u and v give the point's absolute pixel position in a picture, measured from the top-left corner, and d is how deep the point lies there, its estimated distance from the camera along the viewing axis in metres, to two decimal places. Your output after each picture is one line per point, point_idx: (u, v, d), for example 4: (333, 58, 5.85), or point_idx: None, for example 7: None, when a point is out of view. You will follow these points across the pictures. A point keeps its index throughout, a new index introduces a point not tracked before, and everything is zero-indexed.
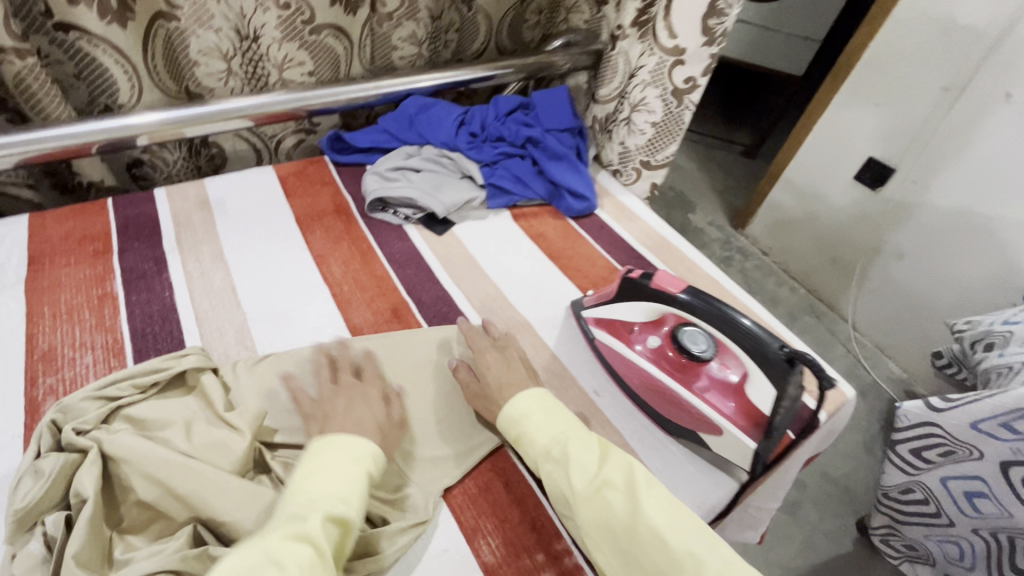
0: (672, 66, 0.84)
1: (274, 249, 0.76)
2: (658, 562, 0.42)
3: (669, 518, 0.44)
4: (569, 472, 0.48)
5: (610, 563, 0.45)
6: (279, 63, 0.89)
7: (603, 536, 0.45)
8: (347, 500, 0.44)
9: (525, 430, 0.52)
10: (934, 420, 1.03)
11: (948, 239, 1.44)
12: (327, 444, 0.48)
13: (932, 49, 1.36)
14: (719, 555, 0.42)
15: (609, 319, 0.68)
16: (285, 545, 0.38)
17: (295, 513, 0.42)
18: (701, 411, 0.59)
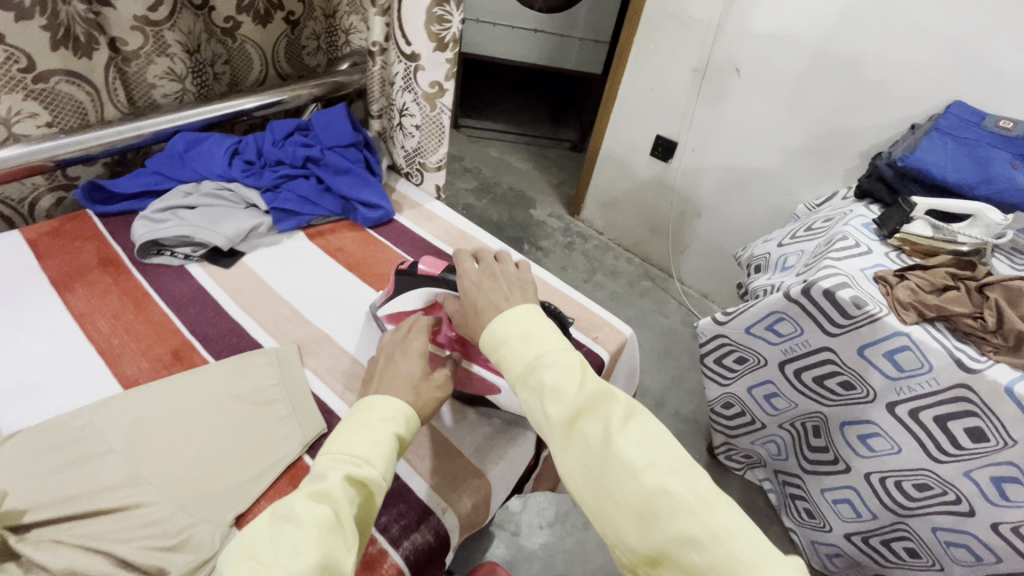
0: (416, 71, 0.91)
1: (25, 319, 0.68)
2: (625, 491, 0.43)
3: (642, 452, 0.44)
4: (544, 399, 0.47)
5: (581, 489, 0.46)
6: (3, 118, 0.80)
7: (576, 462, 0.46)
8: (372, 459, 0.46)
9: (503, 354, 0.51)
10: (721, 331, 1.20)
11: (727, 193, 1.72)
12: (365, 405, 0.51)
13: (678, 39, 1.62)
14: (689, 487, 0.42)
15: (396, 311, 0.72)
16: (306, 502, 0.42)
17: (318, 473, 0.45)
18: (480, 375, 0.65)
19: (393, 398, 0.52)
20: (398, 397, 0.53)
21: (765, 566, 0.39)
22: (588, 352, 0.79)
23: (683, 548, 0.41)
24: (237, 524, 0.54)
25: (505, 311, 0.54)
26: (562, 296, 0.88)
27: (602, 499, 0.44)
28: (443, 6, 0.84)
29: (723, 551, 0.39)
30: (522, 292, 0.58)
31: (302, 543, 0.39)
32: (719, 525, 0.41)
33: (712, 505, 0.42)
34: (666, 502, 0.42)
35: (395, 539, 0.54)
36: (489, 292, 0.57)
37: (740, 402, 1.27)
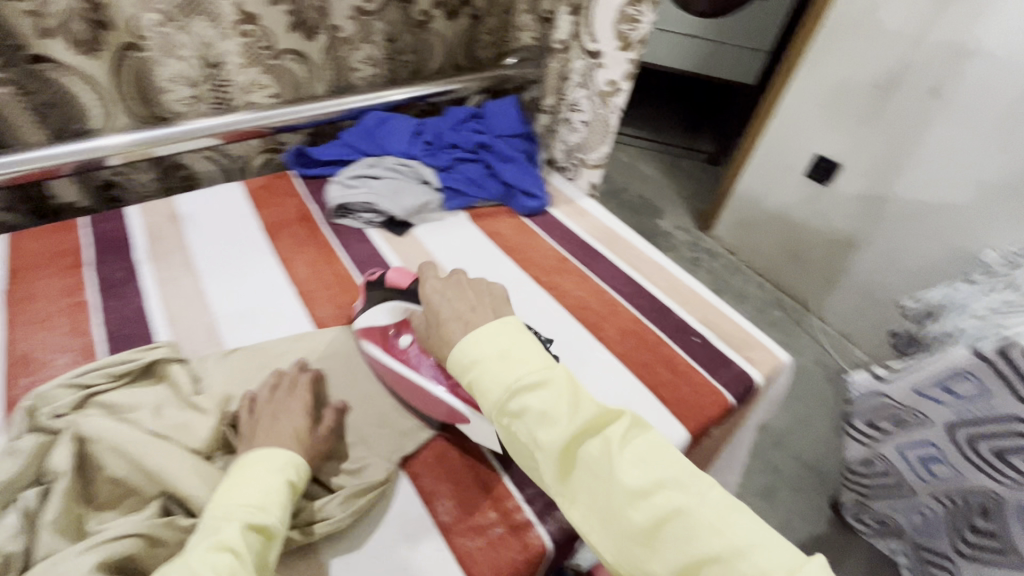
0: (595, 68, 0.95)
1: (243, 256, 0.80)
2: (633, 516, 0.42)
3: (645, 473, 0.42)
4: (535, 428, 0.45)
5: (587, 517, 0.44)
6: (243, 87, 0.95)
7: (579, 490, 0.44)
8: (266, 507, 0.45)
9: (477, 377, 0.48)
10: (881, 390, 1.08)
11: (895, 225, 1.53)
12: (245, 462, 0.48)
13: (861, 50, 1.46)
14: (699, 502, 0.41)
15: (367, 327, 0.68)
16: (203, 556, 0.40)
17: (214, 525, 0.43)
18: (445, 398, 0.60)
19: (279, 447, 0.50)
20: (281, 445, 0.51)
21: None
22: (738, 371, 0.74)
23: (703, 569, 0.39)
24: (403, 466, 0.59)
25: (474, 329, 0.52)
26: (710, 309, 0.84)
27: (611, 527, 0.43)
28: (637, 7, 0.87)
29: (747, 566, 0.39)
30: (486, 304, 0.56)
31: None
32: (740, 540, 0.40)
33: (727, 517, 0.41)
34: (679, 523, 0.41)
35: (540, 513, 0.56)
36: (455, 304, 0.56)
37: (887, 465, 1.13)
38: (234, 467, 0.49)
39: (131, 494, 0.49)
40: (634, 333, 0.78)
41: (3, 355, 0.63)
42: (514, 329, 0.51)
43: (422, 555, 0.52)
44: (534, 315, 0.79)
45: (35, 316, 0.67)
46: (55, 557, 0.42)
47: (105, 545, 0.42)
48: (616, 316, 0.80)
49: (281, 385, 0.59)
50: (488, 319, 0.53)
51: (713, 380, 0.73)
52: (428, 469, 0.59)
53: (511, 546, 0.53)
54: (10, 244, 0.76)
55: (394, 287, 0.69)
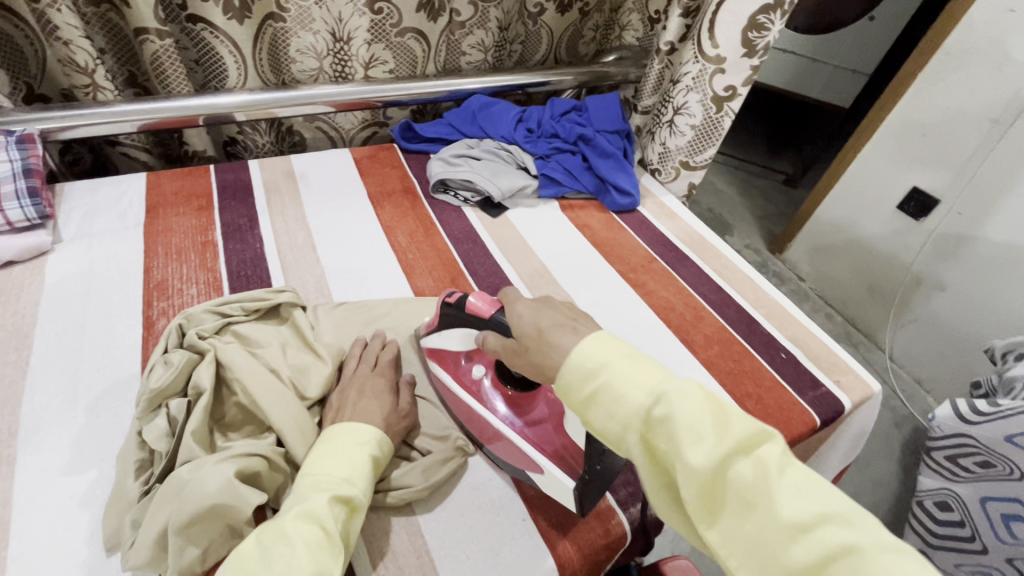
0: (713, 73, 0.92)
1: (351, 219, 0.85)
2: (794, 552, 0.32)
3: (806, 504, 0.33)
4: (678, 443, 0.36)
5: (729, 544, 0.35)
6: (365, 61, 1.00)
7: (724, 515, 0.35)
8: (352, 479, 0.45)
9: (607, 382, 0.40)
10: (965, 431, 1.03)
11: (992, 271, 1.42)
12: (330, 435, 0.48)
13: (981, 81, 1.36)
14: (880, 548, 0.31)
15: (438, 350, 0.62)
16: (295, 522, 0.40)
17: (303, 492, 0.42)
18: (518, 447, 0.55)
19: (366, 424, 0.50)
20: (365, 422, 0.51)
21: None
22: (826, 394, 0.72)
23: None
24: None
25: (585, 336, 0.44)
26: (799, 327, 0.82)
27: (762, 564, 0.33)
28: (768, 15, 0.86)
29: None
30: (584, 317, 0.48)
31: (293, 565, 0.37)
32: None
33: (915, 567, 0.30)
34: (852, 568, 0.31)
35: (621, 502, 0.57)
36: (553, 318, 0.48)
37: (961, 509, 1.06)
38: (320, 437, 0.49)
39: (255, 419, 0.54)
40: (720, 341, 0.77)
41: (144, 280, 0.70)
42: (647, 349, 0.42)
43: (505, 518, 0.55)
44: (619, 310, 0.80)
45: (171, 250, 0.74)
46: (194, 464, 0.46)
47: (241, 457, 0.47)
48: (702, 322, 0.80)
49: (365, 357, 0.61)
50: (595, 329, 0.45)
51: (800, 399, 0.71)
52: None
53: (592, 528, 0.55)
54: (150, 183, 0.84)
55: (473, 314, 0.54)
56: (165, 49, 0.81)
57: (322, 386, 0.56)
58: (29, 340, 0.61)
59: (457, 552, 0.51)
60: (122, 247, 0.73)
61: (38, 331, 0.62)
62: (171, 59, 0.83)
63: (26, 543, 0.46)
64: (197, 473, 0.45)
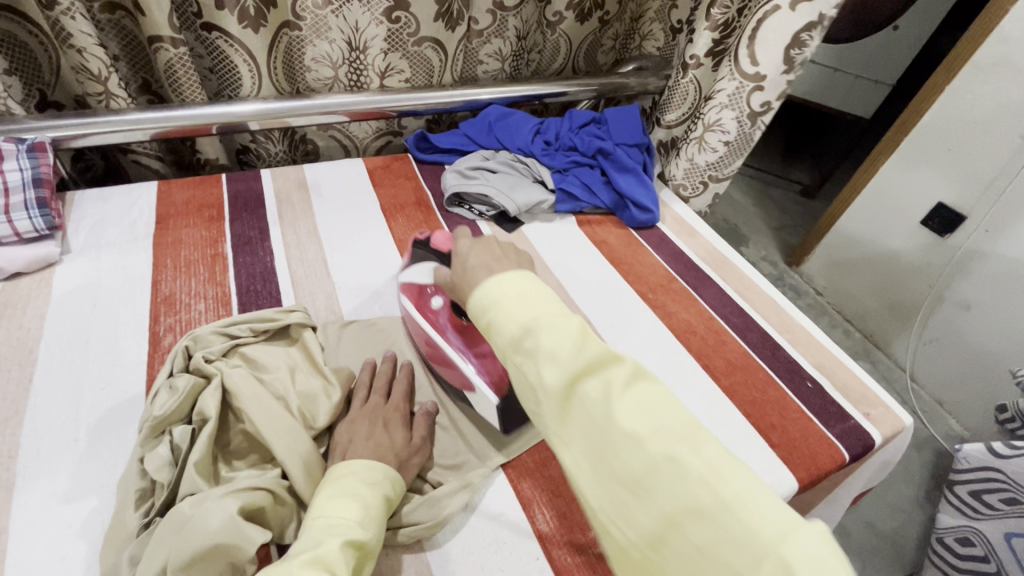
0: (751, 91, 0.89)
1: (363, 233, 0.83)
2: (628, 461, 0.35)
3: (645, 419, 0.36)
4: (539, 365, 0.38)
5: (577, 461, 0.37)
6: (381, 71, 0.98)
7: (572, 430, 0.37)
8: (364, 522, 0.42)
9: (494, 317, 0.41)
10: (994, 465, 1.00)
11: (1021, 292, 1.37)
12: (341, 473, 0.46)
13: (1013, 95, 1.32)
14: (700, 458, 0.34)
15: (408, 280, 0.67)
16: (302, 572, 0.36)
17: (313, 537, 0.40)
18: (459, 371, 0.60)
19: (376, 461, 0.49)
20: (374, 458, 0.49)
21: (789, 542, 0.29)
22: (856, 427, 0.69)
23: (692, 527, 0.32)
24: (503, 466, 0.59)
25: (498, 273, 0.44)
26: (826, 354, 0.79)
27: (601, 473, 0.36)
28: (811, 31, 0.82)
29: (735, 525, 0.31)
30: (517, 255, 0.48)
31: None
32: (734, 495, 0.32)
33: (726, 470, 0.33)
34: (673, 473, 0.33)
35: None
36: (484, 253, 0.48)
37: (983, 544, 1.02)
38: (328, 476, 0.47)
39: (259, 447, 0.51)
40: (744, 367, 0.74)
41: (152, 293, 0.68)
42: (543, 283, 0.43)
43: (518, 556, 0.52)
44: (638, 332, 0.77)
45: (180, 263, 0.73)
46: (197, 498, 0.44)
47: (245, 492, 0.45)
48: (724, 346, 0.77)
49: (375, 380, 0.59)
50: (512, 269, 0.45)
51: (828, 431, 0.68)
52: (527, 473, 0.59)
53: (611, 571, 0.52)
54: (161, 192, 0.82)
55: (436, 251, 0.63)
56: (179, 58, 0.80)
57: (331, 413, 0.54)
58: (34, 356, 0.59)
59: None
60: (131, 259, 0.72)
61: (43, 346, 0.60)
62: (185, 67, 0.82)
63: (21, 574, 0.44)
64: (199, 509, 0.43)
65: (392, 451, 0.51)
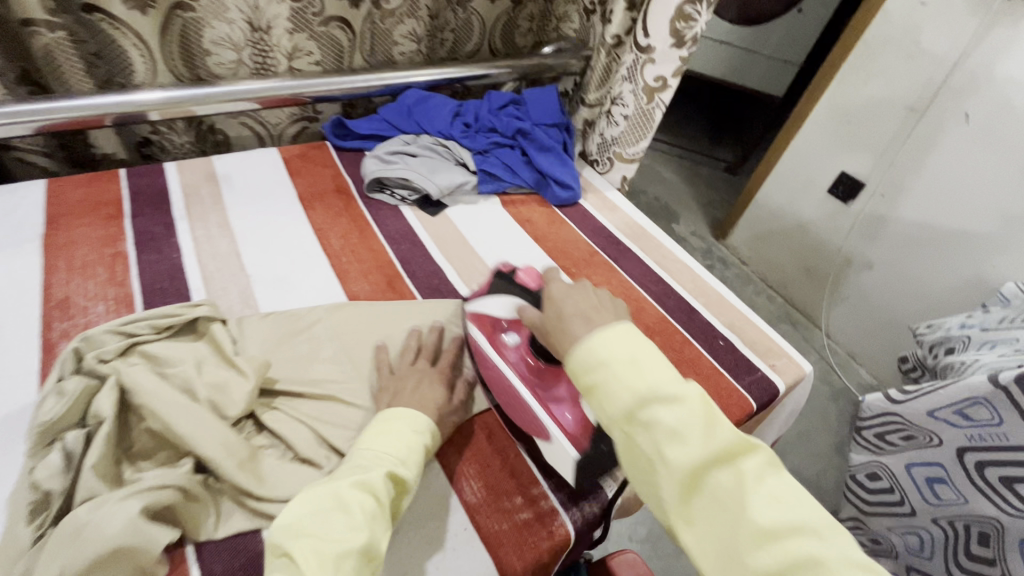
0: (644, 63, 0.94)
1: (280, 225, 0.80)
2: (763, 558, 0.36)
3: (777, 511, 0.37)
4: (660, 441, 0.40)
5: (700, 543, 0.39)
6: (288, 53, 0.94)
7: (698, 513, 0.39)
8: (406, 462, 0.49)
9: (606, 381, 0.43)
10: (893, 410, 1.15)
11: (914, 249, 1.52)
12: (391, 416, 0.52)
13: (897, 71, 1.45)
14: (841, 558, 0.35)
15: (479, 313, 0.67)
16: (352, 490, 0.44)
17: (362, 465, 0.47)
18: (536, 416, 0.59)
19: (419, 412, 0.54)
20: (421, 413, 0.54)
21: None
22: (762, 377, 0.75)
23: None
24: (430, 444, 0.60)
25: (599, 325, 0.47)
26: (737, 314, 0.84)
27: (731, 566, 0.37)
28: (694, 5, 0.86)
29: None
30: (610, 306, 0.52)
31: (349, 526, 0.42)
32: None
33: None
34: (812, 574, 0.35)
35: (564, 502, 0.57)
36: (579, 300, 0.52)
37: (890, 478, 1.17)
38: (377, 416, 0.53)
39: (169, 444, 0.50)
40: (661, 330, 0.78)
41: (42, 298, 0.63)
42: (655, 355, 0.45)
43: (444, 530, 0.53)
44: None
45: (75, 264, 0.68)
46: (96, 502, 0.42)
47: (148, 492, 0.44)
48: (643, 313, 0.81)
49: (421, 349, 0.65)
50: (615, 323, 0.47)
51: (737, 383, 0.73)
52: (456, 449, 0.60)
53: (536, 533, 0.54)
54: (49, 190, 0.76)
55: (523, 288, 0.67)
56: (57, 42, 0.75)
57: (244, 404, 0.53)
58: None
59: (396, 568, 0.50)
60: (16, 262, 0.66)
61: None
62: (66, 52, 0.77)
63: None
64: (97, 513, 0.41)
65: (436, 405, 0.57)
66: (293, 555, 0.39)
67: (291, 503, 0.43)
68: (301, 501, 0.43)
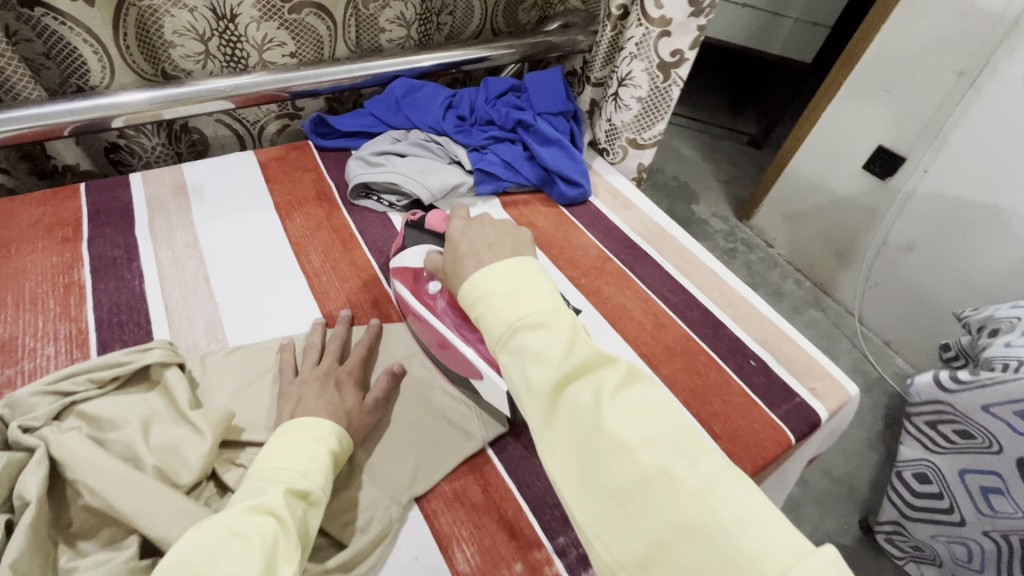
0: (657, 38, 0.82)
1: (253, 241, 0.72)
2: (617, 474, 0.35)
3: (635, 425, 0.36)
4: (525, 365, 0.39)
5: (563, 468, 0.37)
6: (259, 44, 0.85)
7: (560, 438, 0.38)
8: (308, 473, 0.43)
9: (483, 312, 0.43)
10: (943, 399, 1.00)
11: (959, 229, 1.38)
12: (294, 426, 0.47)
13: (945, 31, 1.28)
14: (697, 473, 0.34)
15: (400, 268, 0.65)
16: (247, 518, 0.36)
17: (256, 487, 0.40)
18: (464, 355, 0.57)
19: (324, 418, 0.49)
20: (328, 418, 0.50)
21: (791, 566, 0.30)
22: (801, 405, 0.65)
23: (681, 546, 0.33)
24: (417, 500, 0.53)
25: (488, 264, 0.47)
26: (770, 327, 0.74)
27: (589, 483, 0.36)
28: None
29: (732, 547, 0.32)
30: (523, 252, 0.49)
31: (251, 557, 0.34)
32: (728, 514, 0.33)
33: (719, 488, 0.34)
34: (664, 487, 0.34)
35: (572, 567, 0.49)
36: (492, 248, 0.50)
37: (939, 481, 1.04)
38: (275, 433, 0.47)
39: (112, 520, 0.43)
40: (683, 351, 0.69)
41: None
42: (531, 270, 0.45)
43: None
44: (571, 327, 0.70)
45: (24, 298, 0.61)
46: None
47: None
48: (662, 330, 0.71)
49: (327, 348, 0.60)
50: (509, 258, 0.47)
51: (772, 414, 0.64)
52: (447, 505, 0.52)
53: None
54: (1, 212, 0.69)
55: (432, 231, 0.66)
56: None
57: (199, 468, 0.46)
58: None
59: None
60: None
61: None
62: (6, 56, 0.67)
63: None
64: None
65: (343, 411, 0.51)
66: None
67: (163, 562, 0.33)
68: (182, 547, 0.34)
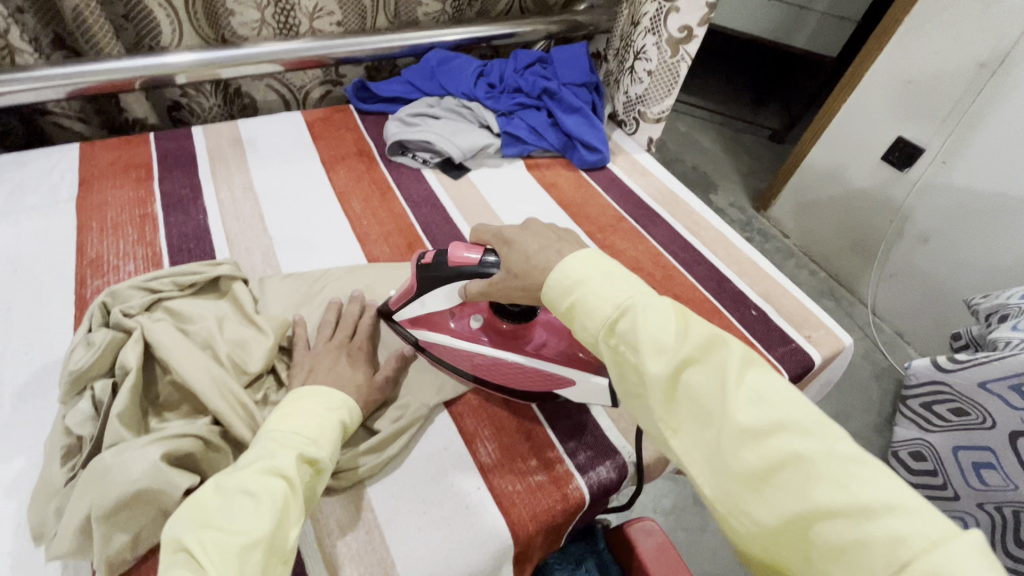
0: (668, 13, 0.87)
1: (302, 188, 0.80)
2: (745, 457, 0.34)
3: (760, 409, 0.35)
4: (640, 352, 0.38)
5: (689, 448, 0.37)
6: (310, 12, 0.93)
7: (684, 420, 0.37)
8: (319, 441, 0.45)
9: (580, 298, 0.42)
10: (940, 379, 1.03)
11: (976, 218, 1.40)
12: (300, 397, 0.48)
13: (967, 22, 1.30)
14: (830, 455, 0.32)
15: (421, 314, 0.61)
16: (260, 478, 0.40)
17: (269, 448, 0.43)
18: (549, 373, 0.57)
19: (335, 390, 0.51)
20: (337, 389, 0.51)
21: (938, 546, 0.28)
22: (797, 349, 0.71)
23: (823, 527, 0.31)
24: (445, 405, 0.60)
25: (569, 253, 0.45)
26: (774, 285, 0.79)
27: (716, 465, 0.35)
28: None
29: (883, 532, 0.29)
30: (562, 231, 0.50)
31: (259, 518, 0.38)
32: (872, 497, 0.31)
33: (860, 472, 0.32)
34: (799, 471, 0.32)
35: (580, 466, 0.56)
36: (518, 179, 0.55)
37: (934, 459, 1.08)
38: (289, 397, 0.49)
39: (191, 397, 0.51)
40: (689, 299, 0.75)
41: (76, 257, 0.65)
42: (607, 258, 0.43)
43: (457, 487, 0.53)
44: None
45: (107, 225, 0.69)
46: (120, 448, 0.44)
47: (169, 440, 0.45)
48: (671, 281, 0.77)
49: (340, 323, 0.61)
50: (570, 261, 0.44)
51: (769, 355, 0.70)
52: (472, 410, 0.60)
53: (551, 495, 0.53)
54: (83, 154, 0.78)
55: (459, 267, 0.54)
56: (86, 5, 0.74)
57: (264, 359, 0.54)
58: None
59: (410, 520, 0.50)
60: (53, 222, 0.69)
61: None
62: (94, 14, 0.76)
63: None
64: (121, 459, 0.43)
65: (353, 385, 0.53)
66: (190, 548, 0.35)
67: (182, 513, 0.38)
68: (202, 501, 0.38)
